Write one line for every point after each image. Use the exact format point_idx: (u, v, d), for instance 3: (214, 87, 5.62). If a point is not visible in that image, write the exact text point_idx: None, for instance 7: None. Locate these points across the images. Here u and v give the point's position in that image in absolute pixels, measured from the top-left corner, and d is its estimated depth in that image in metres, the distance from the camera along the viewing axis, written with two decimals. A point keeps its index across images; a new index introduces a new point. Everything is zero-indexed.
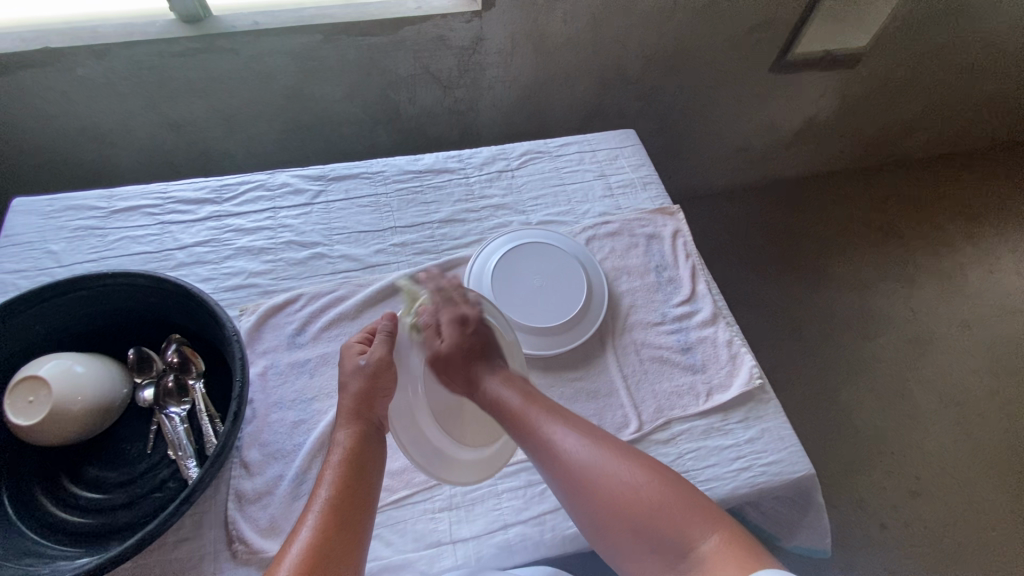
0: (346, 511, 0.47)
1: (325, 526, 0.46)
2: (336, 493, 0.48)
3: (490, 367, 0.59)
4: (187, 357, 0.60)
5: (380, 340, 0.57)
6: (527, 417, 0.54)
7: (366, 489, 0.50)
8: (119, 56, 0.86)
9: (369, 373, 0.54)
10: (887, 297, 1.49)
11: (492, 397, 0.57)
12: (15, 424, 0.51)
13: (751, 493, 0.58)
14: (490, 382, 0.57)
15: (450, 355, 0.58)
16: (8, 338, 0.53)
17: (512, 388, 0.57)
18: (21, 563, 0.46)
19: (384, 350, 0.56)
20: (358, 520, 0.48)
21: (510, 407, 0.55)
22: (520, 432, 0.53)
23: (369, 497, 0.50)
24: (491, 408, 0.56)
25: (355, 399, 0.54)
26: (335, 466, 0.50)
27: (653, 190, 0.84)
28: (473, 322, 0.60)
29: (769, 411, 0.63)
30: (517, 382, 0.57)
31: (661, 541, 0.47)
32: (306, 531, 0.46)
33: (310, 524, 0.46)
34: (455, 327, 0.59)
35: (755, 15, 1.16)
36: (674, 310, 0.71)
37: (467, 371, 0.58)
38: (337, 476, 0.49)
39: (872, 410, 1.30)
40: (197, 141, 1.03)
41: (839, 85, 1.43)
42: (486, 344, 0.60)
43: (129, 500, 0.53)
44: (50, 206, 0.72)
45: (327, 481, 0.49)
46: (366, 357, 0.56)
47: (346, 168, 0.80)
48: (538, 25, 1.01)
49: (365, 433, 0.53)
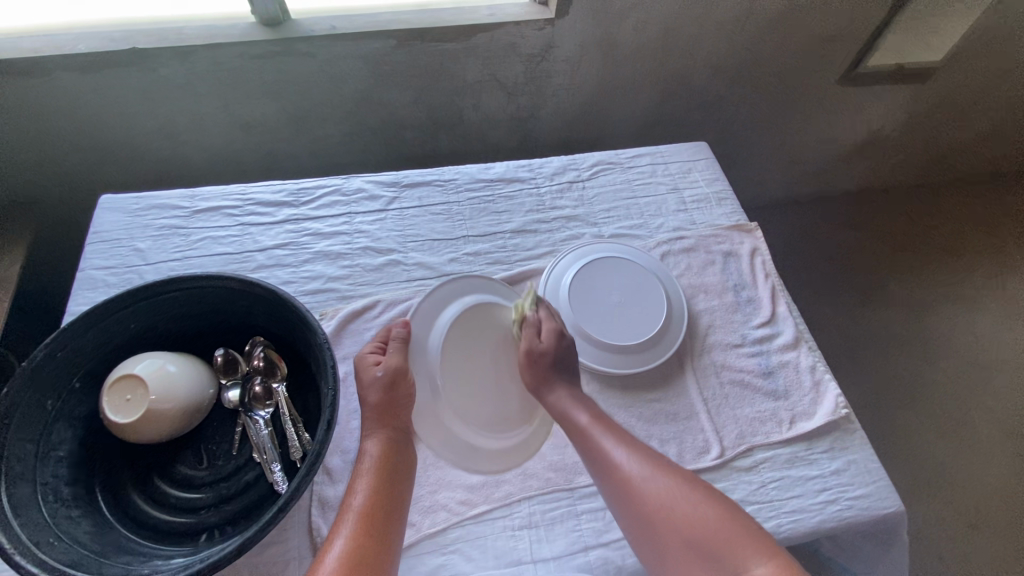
0: (377, 520, 0.49)
1: (358, 534, 0.47)
2: (367, 502, 0.49)
3: (566, 377, 0.61)
4: (273, 361, 0.60)
5: (393, 349, 0.58)
6: (589, 432, 0.57)
7: (397, 497, 0.51)
8: (200, 57, 0.88)
9: (385, 385, 0.56)
10: (947, 320, 1.43)
11: (560, 410, 0.59)
12: (112, 421, 0.52)
13: (839, 528, 0.55)
14: (559, 394, 0.60)
15: (540, 354, 0.61)
16: (108, 336, 0.55)
17: (578, 406, 0.60)
18: (120, 561, 0.46)
19: (398, 359, 0.57)
20: (390, 528, 0.49)
21: (576, 421, 0.58)
22: (583, 444, 0.57)
23: (400, 507, 0.51)
24: (562, 420, 0.59)
25: (377, 410, 0.55)
26: (366, 475, 0.52)
27: (728, 206, 0.82)
28: (568, 337, 0.63)
29: (856, 443, 0.61)
30: (583, 401, 0.60)
31: (710, 557, 0.48)
32: (340, 539, 0.47)
33: (344, 533, 0.47)
34: (554, 334, 0.63)
35: (826, 26, 1.13)
36: (755, 332, 0.69)
37: (545, 375, 0.61)
38: (368, 485, 0.51)
39: (934, 438, 1.24)
40: (266, 141, 1.05)
41: (907, 99, 1.39)
42: (573, 364, 0.62)
43: (217, 500, 0.54)
44: (136, 205, 0.74)
45: (359, 491, 0.51)
46: (380, 368, 0.57)
47: (419, 175, 0.81)
48: (609, 34, 1.00)
49: (391, 438, 0.55)
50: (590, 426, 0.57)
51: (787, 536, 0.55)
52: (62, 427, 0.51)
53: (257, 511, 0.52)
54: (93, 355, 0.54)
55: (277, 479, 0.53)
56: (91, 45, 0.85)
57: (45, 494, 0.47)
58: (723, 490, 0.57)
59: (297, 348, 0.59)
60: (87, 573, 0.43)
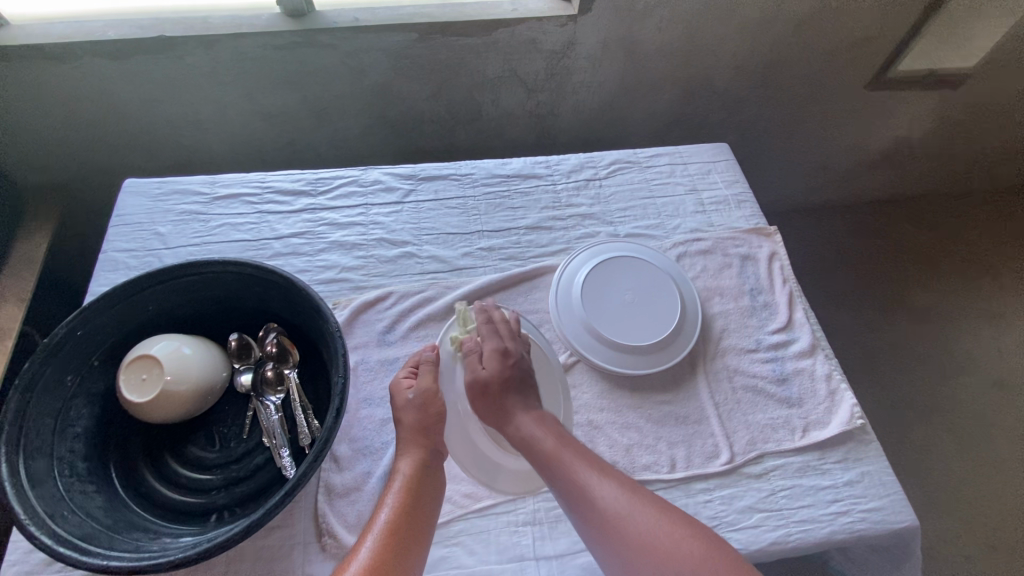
0: (403, 534, 0.48)
1: (383, 545, 0.46)
2: (396, 515, 0.49)
3: (519, 401, 0.57)
4: (285, 348, 0.60)
5: (422, 371, 0.58)
6: (557, 459, 0.53)
7: (424, 513, 0.50)
8: (225, 46, 0.90)
9: (419, 406, 0.55)
10: (971, 334, 1.39)
11: (523, 435, 0.55)
12: (127, 400, 0.53)
13: (849, 540, 0.54)
14: (522, 418, 0.56)
15: (487, 383, 0.57)
16: (126, 316, 0.56)
17: (544, 430, 0.55)
18: (131, 537, 0.47)
19: (431, 382, 0.57)
20: (415, 543, 0.48)
21: (544, 446, 0.54)
22: (551, 475, 0.52)
23: (427, 525, 0.50)
24: (526, 448, 0.54)
25: (413, 430, 0.54)
26: (397, 489, 0.51)
27: (747, 209, 0.80)
28: (513, 356, 0.59)
29: (870, 454, 0.59)
30: (549, 424, 0.56)
31: None
32: (366, 550, 0.46)
33: (369, 543, 0.47)
34: (497, 357, 0.58)
35: (855, 29, 1.11)
36: (770, 337, 0.68)
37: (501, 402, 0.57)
38: (399, 500, 0.50)
39: (952, 454, 1.21)
40: (286, 132, 1.07)
41: (937, 107, 1.35)
42: (523, 381, 0.59)
43: (226, 482, 0.54)
44: (158, 189, 0.75)
45: (388, 504, 0.50)
46: (413, 391, 0.56)
47: (436, 169, 0.81)
48: (632, 31, 0.99)
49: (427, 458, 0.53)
50: (558, 452, 0.53)
51: (796, 546, 0.54)
52: (80, 404, 0.52)
53: (264, 496, 0.53)
54: (112, 335, 0.55)
55: (284, 464, 0.53)
56: (119, 32, 0.87)
57: (61, 469, 0.49)
58: (731, 496, 0.56)
59: (310, 336, 0.60)
60: (100, 547, 0.44)
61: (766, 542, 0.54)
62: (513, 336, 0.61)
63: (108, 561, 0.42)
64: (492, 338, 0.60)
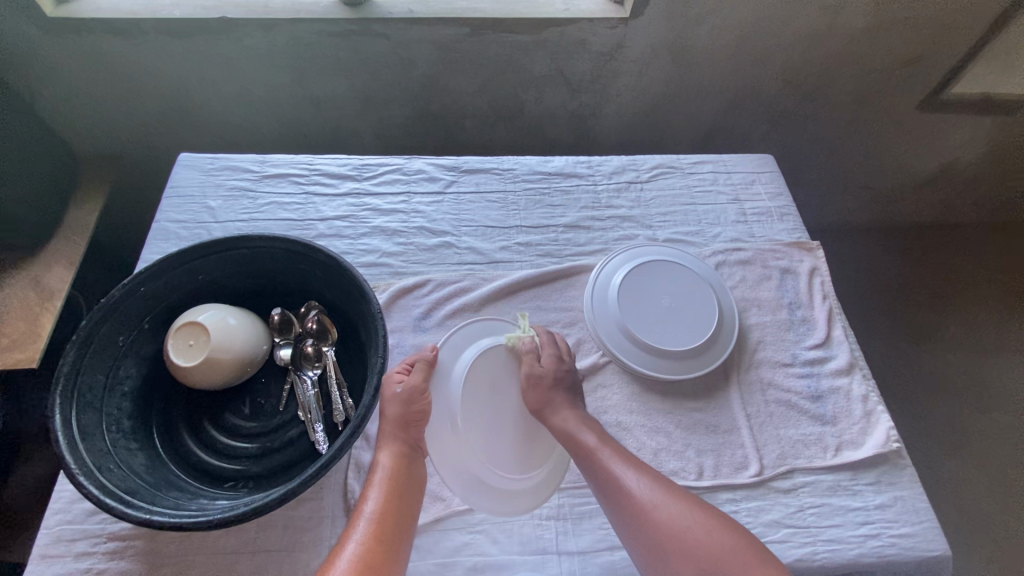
0: (390, 527, 0.49)
1: (371, 540, 0.47)
2: (379, 510, 0.49)
3: (573, 404, 0.59)
4: (326, 326, 0.61)
5: (418, 368, 0.58)
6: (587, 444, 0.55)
7: (408, 506, 0.51)
8: (284, 30, 0.92)
9: (404, 400, 0.55)
10: (1014, 370, 1.33)
11: (569, 429, 0.56)
12: (173, 363, 0.55)
13: (878, 564, 0.53)
14: (574, 416, 0.57)
15: (546, 384, 0.58)
16: (178, 283, 0.58)
17: (587, 426, 0.57)
18: (170, 495, 0.49)
19: (421, 379, 0.57)
20: (402, 533, 0.49)
21: (587, 443, 0.55)
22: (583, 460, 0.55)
23: (411, 514, 0.51)
24: (567, 436, 0.56)
25: (392, 423, 0.55)
26: (379, 483, 0.51)
27: (790, 222, 0.79)
28: (569, 367, 0.62)
29: (905, 479, 0.58)
30: (592, 425, 0.57)
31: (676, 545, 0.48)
32: (353, 542, 0.47)
33: (357, 537, 0.48)
34: (552, 363, 0.61)
35: (908, 48, 1.09)
36: (808, 353, 0.67)
37: (553, 401, 0.58)
38: (382, 493, 0.51)
39: (982, 490, 1.17)
40: (331, 117, 1.09)
41: (991, 132, 1.31)
42: (576, 387, 0.60)
43: (260, 452, 0.55)
44: (211, 164, 0.77)
45: (371, 498, 0.50)
46: (402, 385, 0.56)
47: (479, 162, 0.82)
48: (682, 36, 0.99)
49: (404, 455, 0.54)
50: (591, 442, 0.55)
51: (822, 565, 0.53)
52: (129, 363, 0.55)
53: (296, 468, 0.54)
54: (165, 300, 0.57)
55: (318, 439, 0.54)
56: (185, 11, 0.90)
57: (109, 424, 0.51)
58: (758, 509, 0.56)
59: (350, 316, 0.61)
60: (142, 501, 0.46)
61: (792, 558, 0.53)
62: (569, 349, 0.63)
63: (151, 515, 0.44)
64: (547, 347, 0.62)
